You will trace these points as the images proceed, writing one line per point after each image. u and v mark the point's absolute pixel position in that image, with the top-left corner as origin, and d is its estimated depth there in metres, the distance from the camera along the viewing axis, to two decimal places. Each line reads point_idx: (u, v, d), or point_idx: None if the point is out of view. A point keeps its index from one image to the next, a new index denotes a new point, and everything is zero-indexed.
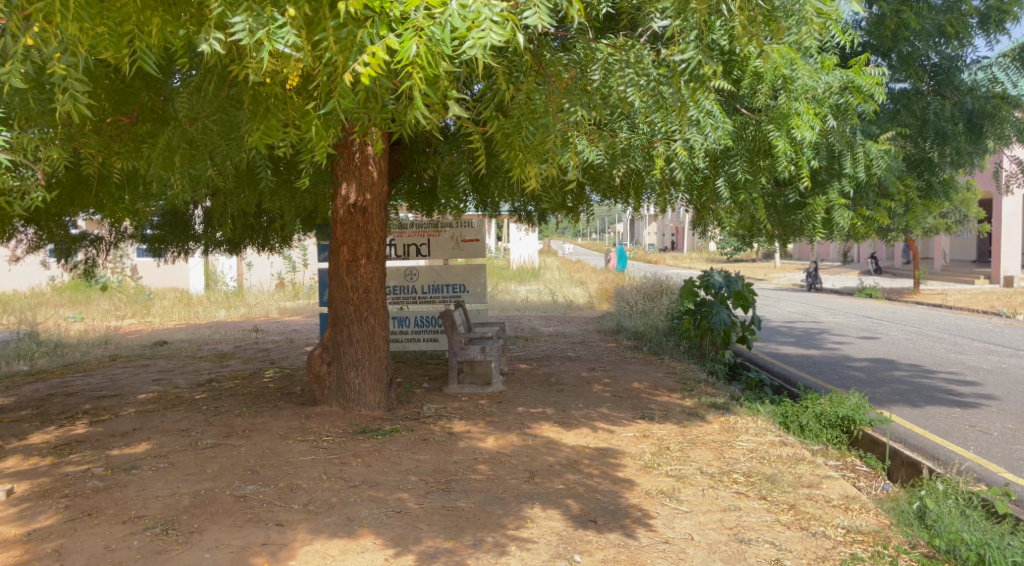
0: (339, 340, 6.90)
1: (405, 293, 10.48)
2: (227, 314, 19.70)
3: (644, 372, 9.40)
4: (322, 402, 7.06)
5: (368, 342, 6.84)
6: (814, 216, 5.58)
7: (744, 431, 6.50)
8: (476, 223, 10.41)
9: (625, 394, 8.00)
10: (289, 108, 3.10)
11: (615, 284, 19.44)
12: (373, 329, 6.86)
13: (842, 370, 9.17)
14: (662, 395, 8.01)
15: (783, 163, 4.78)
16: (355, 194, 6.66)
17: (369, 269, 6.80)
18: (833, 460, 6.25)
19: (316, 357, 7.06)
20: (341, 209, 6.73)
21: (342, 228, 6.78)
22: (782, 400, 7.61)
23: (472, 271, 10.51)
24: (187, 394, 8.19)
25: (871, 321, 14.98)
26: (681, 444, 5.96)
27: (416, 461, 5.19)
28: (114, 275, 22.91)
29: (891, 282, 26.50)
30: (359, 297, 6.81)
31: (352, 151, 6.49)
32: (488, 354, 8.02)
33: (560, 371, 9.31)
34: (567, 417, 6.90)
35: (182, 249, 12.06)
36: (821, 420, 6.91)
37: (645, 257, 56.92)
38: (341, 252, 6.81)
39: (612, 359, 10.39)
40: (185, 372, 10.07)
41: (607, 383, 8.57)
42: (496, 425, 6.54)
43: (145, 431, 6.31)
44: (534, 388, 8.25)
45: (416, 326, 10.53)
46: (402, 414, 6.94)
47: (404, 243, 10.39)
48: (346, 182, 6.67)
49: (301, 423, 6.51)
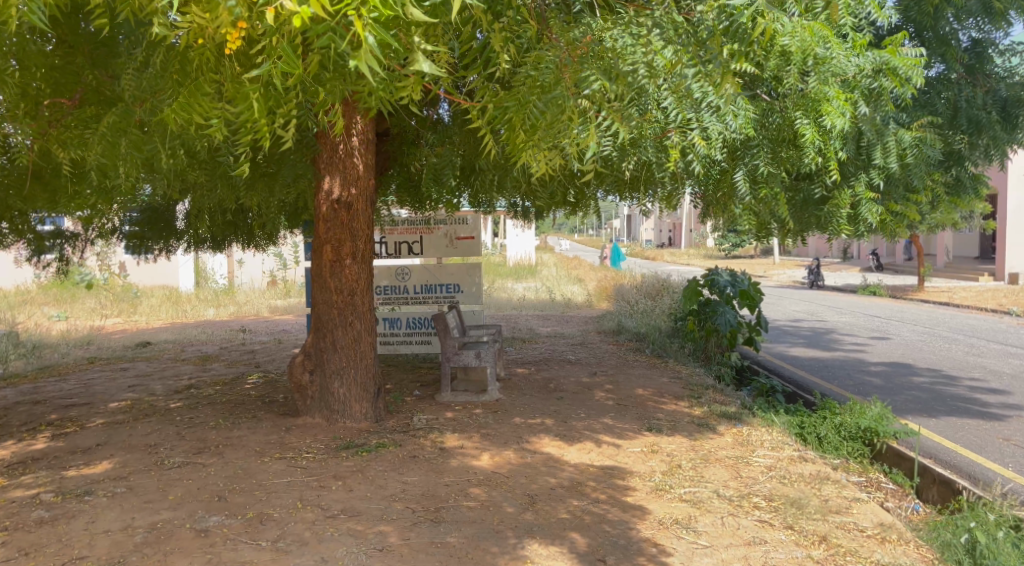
0: (321, 347, 6.39)
1: (396, 294, 9.99)
2: (216, 313, 19.15)
3: (648, 377, 8.91)
4: (304, 413, 6.54)
5: (354, 349, 6.34)
6: (838, 212, 5.11)
7: (760, 445, 6.01)
8: (471, 220, 9.83)
9: (629, 402, 7.51)
10: (239, 84, 2.62)
11: (616, 282, 18.92)
12: (358, 335, 6.36)
13: (858, 375, 8.70)
14: (669, 403, 7.52)
15: (810, 154, 4.29)
16: (339, 188, 6.15)
17: (354, 270, 6.31)
18: (856, 476, 5.78)
19: (297, 365, 6.54)
20: (323, 204, 6.22)
21: (325, 226, 6.27)
22: (798, 409, 7.11)
23: (466, 270, 10.01)
24: (162, 402, 7.67)
25: (880, 320, 14.52)
26: (693, 461, 5.48)
27: (402, 484, 4.68)
28: (100, 273, 22.28)
29: (895, 280, 26.05)
30: (344, 301, 6.31)
31: (335, 141, 5.99)
32: (483, 360, 7.54)
33: (560, 376, 8.82)
34: (569, 429, 6.41)
35: (165, 247, 11.56)
36: (840, 431, 6.43)
37: (642, 253, 56.53)
38: (323, 251, 6.30)
39: (614, 362, 9.90)
40: (164, 377, 9.55)
41: (610, 390, 8.06)
42: (493, 439, 6.05)
43: (109, 447, 5.79)
44: (532, 395, 7.75)
45: (409, 328, 10.03)
46: (390, 426, 6.44)
47: (396, 240, 9.91)
48: (328, 175, 6.16)
49: (280, 437, 6.01)
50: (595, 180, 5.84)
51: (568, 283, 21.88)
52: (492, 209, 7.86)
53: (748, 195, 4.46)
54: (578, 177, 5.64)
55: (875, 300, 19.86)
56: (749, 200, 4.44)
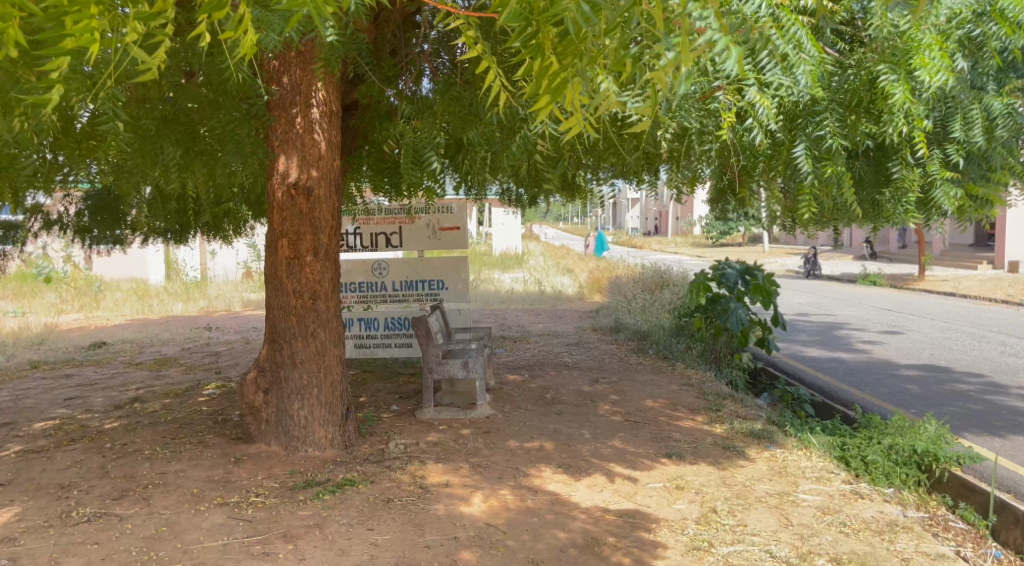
0: (278, 361, 5.33)
1: (373, 291, 8.96)
2: (184, 308, 17.91)
3: (657, 385, 7.93)
4: (257, 440, 5.47)
5: (316, 364, 5.31)
6: (902, 196, 3.87)
7: (802, 477, 5.06)
8: (456, 209, 8.80)
9: (639, 418, 6.54)
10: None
11: (609, 274, 17.92)
12: (322, 346, 5.32)
13: (893, 384, 7.74)
14: (686, 418, 6.54)
15: (899, 121, 3.28)
16: (296, 170, 5.11)
17: (316, 269, 5.26)
18: (917, 512, 4.85)
19: (249, 384, 5.47)
20: (279, 189, 5.17)
21: (279, 216, 5.20)
22: (836, 427, 6.13)
23: (451, 264, 8.96)
24: (96, 421, 6.57)
25: (894, 314, 13.60)
26: (729, 501, 4.52)
27: (371, 548, 3.67)
28: (61, 265, 20.91)
29: (895, 269, 25.24)
30: (304, 306, 5.26)
31: (292, 113, 5.02)
32: (471, 370, 6.52)
33: (557, 385, 7.83)
34: (573, 456, 5.42)
35: (115, 241, 10.33)
36: (891, 455, 5.48)
37: (630, 240, 55.63)
38: (279, 246, 5.24)
39: (616, 366, 8.93)
40: (110, 387, 8.44)
41: (616, 402, 7.07)
42: (484, 471, 5.05)
43: (10, 491, 4.69)
44: (528, 409, 6.73)
45: (386, 330, 9.02)
46: (362, 454, 5.42)
47: (372, 232, 8.85)
48: (283, 155, 5.12)
49: (225, 473, 4.94)
50: (602, 160, 4.78)
51: (558, 275, 20.88)
52: (480, 195, 6.76)
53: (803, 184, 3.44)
54: (582, 157, 4.59)
55: (878, 290, 19.08)
56: (802, 191, 3.41)
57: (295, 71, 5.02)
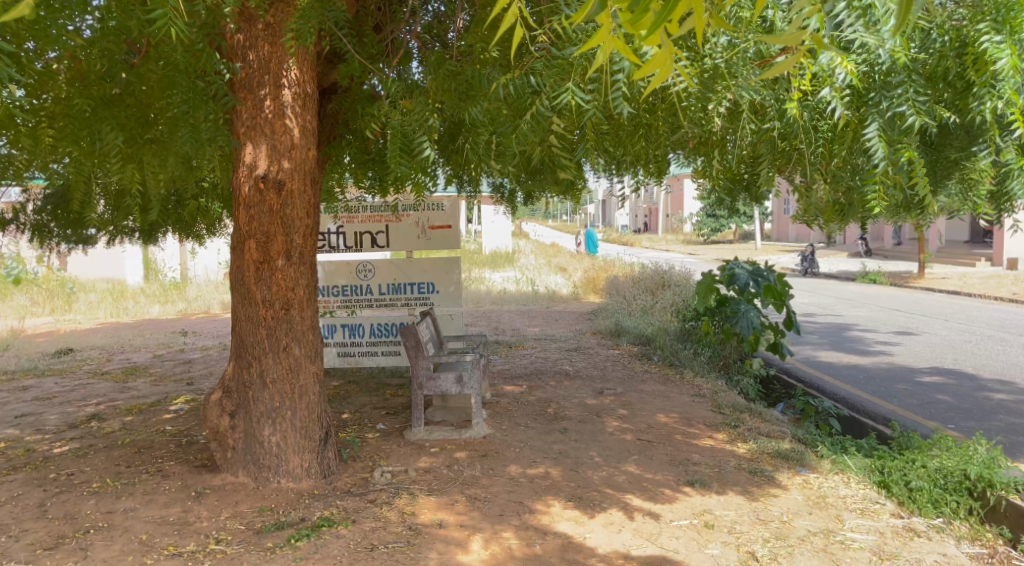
0: (245, 381, 4.65)
1: (358, 295, 8.33)
2: (161, 311, 17.10)
3: (667, 396, 7.32)
4: (222, 470, 4.77)
5: (289, 384, 4.63)
6: (976, 188, 3.24)
7: (844, 509, 4.46)
8: (447, 207, 8.12)
9: (653, 436, 5.93)
10: None
11: (604, 273, 17.31)
12: (296, 363, 4.65)
13: (922, 395, 7.14)
14: (704, 437, 5.92)
15: (1005, 92, 2.66)
16: (266, 160, 4.44)
17: (290, 274, 4.59)
18: (977, 547, 4.24)
19: (213, 407, 4.75)
20: (246, 183, 4.49)
21: (246, 213, 4.52)
22: (873, 446, 5.52)
23: (443, 266, 8.28)
24: (44, 445, 5.85)
25: (903, 314, 13.05)
26: (769, 543, 3.91)
27: None
28: (32, 266, 19.94)
29: (893, 266, 24.91)
30: (274, 317, 4.58)
31: (260, 95, 4.36)
32: (466, 385, 5.88)
33: (559, 397, 7.21)
34: (583, 485, 4.79)
35: (79, 242, 9.60)
36: (938, 480, 4.86)
37: (620, 238, 55.14)
38: (246, 247, 4.55)
39: (620, 375, 8.32)
40: (68, 401, 7.71)
41: (624, 418, 6.45)
42: (482, 505, 4.41)
43: None
44: (529, 428, 6.11)
45: (372, 337, 8.37)
46: (343, 486, 4.75)
47: (356, 231, 8.23)
48: (250, 143, 4.44)
49: (182, 512, 4.25)
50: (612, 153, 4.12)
51: (551, 274, 20.24)
52: (473, 192, 6.14)
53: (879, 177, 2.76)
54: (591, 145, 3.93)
55: (880, 288, 18.62)
56: (877, 190, 2.72)
57: (263, 46, 4.35)
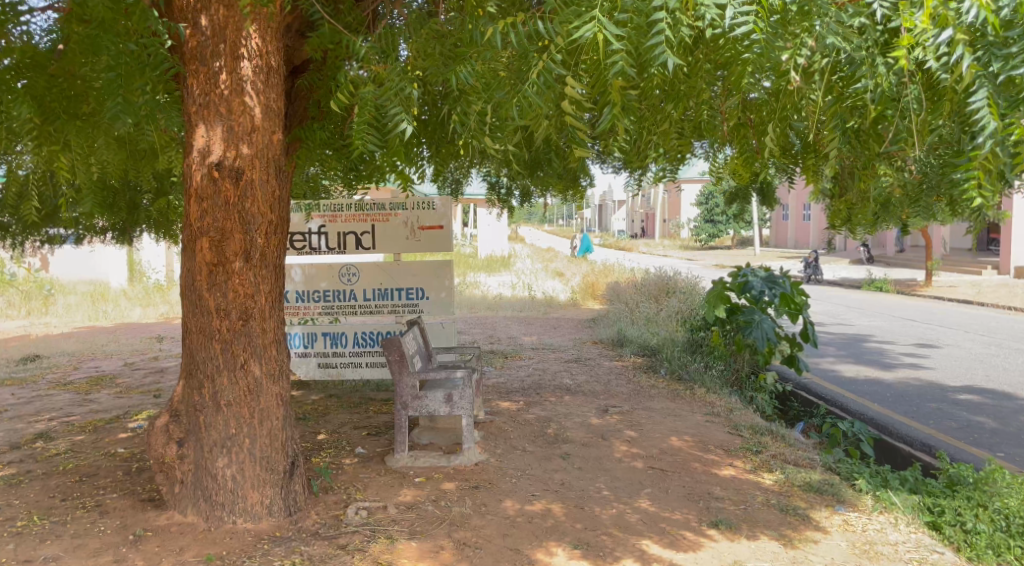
0: (195, 404, 3.95)
1: (340, 302, 7.66)
2: (142, 315, 16.35)
3: (678, 416, 6.66)
4: (169, 507, 4.07)
5: (247, 407, 3.95)
6: None
7: (896, 560, 3.81)
8: (439, 205, 7.47)
9: (666, 464, 5.27)
10: None
11: (605, 278, 16.63)
12: (255, 382, 3.97)
13: (960, 417, 6.49)
14: (724, 466, 5.25)
15: None
16: (220, 145, 3.77)
17: (248, 279, 3.91)
18: None
19: (159, 433, 4.06)
20: (198, 171, 3.82)
21: (197, 206, 3.84)
22: (919, 481, 4.87)
23: (432, 270, 7.60)
24: None
25: (919, 326, 12.42)
26: None
27: None
28: (10, 267, 19.12)
29: (899, 274, 24.33)
30: (230, 331, 3.90)
31: (213, 67, 3.69)
32: (455, 405, 5.20)
33: (559, 415, 6.55)
34: (590, 526, 4.13)
35: (41, 241, 8.87)
36: (1001, 523, 4.20)
37: (617, 243, 54.51)
38: (196, 247, 3.87)
39: (625, 390, 7.66)
40: (19, 417, 6.98)
41: (633, 442, 5.77)
42: (472, 552, 3.74)
43: None
44: (526, 453, 5.46)
45: (356, 347, 7.71)
46: (310, 525, 4.06)
47: (339, 231, 7.61)
48: (201, 124, 3.76)
49: (113, 562, 3.56)
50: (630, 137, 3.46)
51: (550, 279, 19.59)
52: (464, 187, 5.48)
53: (982, 162, 1.97)
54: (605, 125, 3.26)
55: (890, 297, 18.09)
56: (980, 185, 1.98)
57: (217, 9, 3.68)
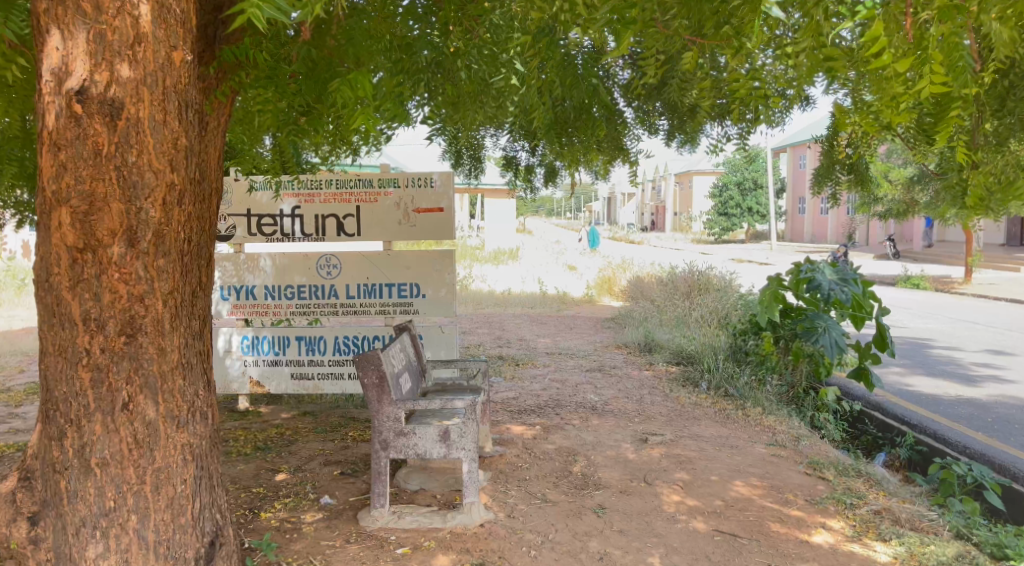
0: (55, 462, 2.61)
1: (319, 300, 6.32)
2: None
3: (735, 447, 5.31)
4: None
5: (134, 467, 2.61)
6: None
7: None
8: (439, 182, 6.09)
9: (734, 523, 3.93)
10: None
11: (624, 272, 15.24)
12: (146, 429, 2.62)
13: None
14: (815, 529, 3.88)
15: None
16: (84, 61, 2.39)
17: (133, 272, 2.55)
18: None
19: (4, 503, 2.72)
20: (53, 103, 2.44)
21: (52, 158, 2.47)
22: None
23: (430, 262, 6.21)
24: None
25: (984, 329, 10.96)
26: None
27: None
28: None
29: (934, 271, 22.79)
30: (106, 351, 2.55)
31: None
32: (451, 445, 3.84)
33: (585, 446, 5.19)
34: None
35: None
36: None
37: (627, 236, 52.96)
38: (53, 220, 2.51)
39: (662, 410, 6.30)
40: None
41: (686, 487, 4.42)
42: None
43: None
44: (548, 506, 4.10)
45: (335, 354, 6.37)
46: None
47: (317, 214, 6.26)
48: (56, 29, 2.40)
49: None
50: (743, 19, 2.07)
51: (562, 272, 18.24)
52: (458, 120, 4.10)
53: None
54: None
55: (933, 296, 16.63)
56: None
57: None
